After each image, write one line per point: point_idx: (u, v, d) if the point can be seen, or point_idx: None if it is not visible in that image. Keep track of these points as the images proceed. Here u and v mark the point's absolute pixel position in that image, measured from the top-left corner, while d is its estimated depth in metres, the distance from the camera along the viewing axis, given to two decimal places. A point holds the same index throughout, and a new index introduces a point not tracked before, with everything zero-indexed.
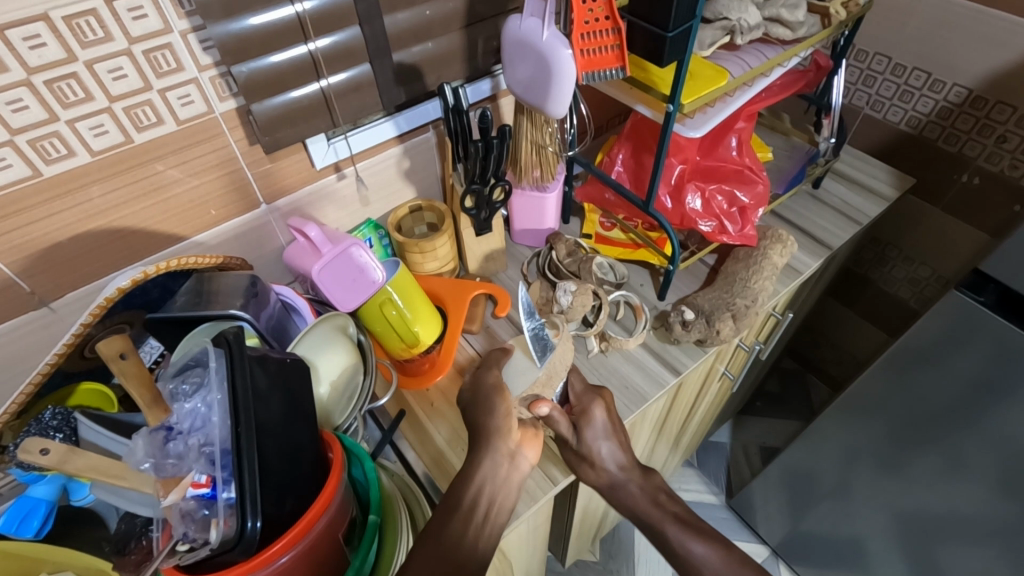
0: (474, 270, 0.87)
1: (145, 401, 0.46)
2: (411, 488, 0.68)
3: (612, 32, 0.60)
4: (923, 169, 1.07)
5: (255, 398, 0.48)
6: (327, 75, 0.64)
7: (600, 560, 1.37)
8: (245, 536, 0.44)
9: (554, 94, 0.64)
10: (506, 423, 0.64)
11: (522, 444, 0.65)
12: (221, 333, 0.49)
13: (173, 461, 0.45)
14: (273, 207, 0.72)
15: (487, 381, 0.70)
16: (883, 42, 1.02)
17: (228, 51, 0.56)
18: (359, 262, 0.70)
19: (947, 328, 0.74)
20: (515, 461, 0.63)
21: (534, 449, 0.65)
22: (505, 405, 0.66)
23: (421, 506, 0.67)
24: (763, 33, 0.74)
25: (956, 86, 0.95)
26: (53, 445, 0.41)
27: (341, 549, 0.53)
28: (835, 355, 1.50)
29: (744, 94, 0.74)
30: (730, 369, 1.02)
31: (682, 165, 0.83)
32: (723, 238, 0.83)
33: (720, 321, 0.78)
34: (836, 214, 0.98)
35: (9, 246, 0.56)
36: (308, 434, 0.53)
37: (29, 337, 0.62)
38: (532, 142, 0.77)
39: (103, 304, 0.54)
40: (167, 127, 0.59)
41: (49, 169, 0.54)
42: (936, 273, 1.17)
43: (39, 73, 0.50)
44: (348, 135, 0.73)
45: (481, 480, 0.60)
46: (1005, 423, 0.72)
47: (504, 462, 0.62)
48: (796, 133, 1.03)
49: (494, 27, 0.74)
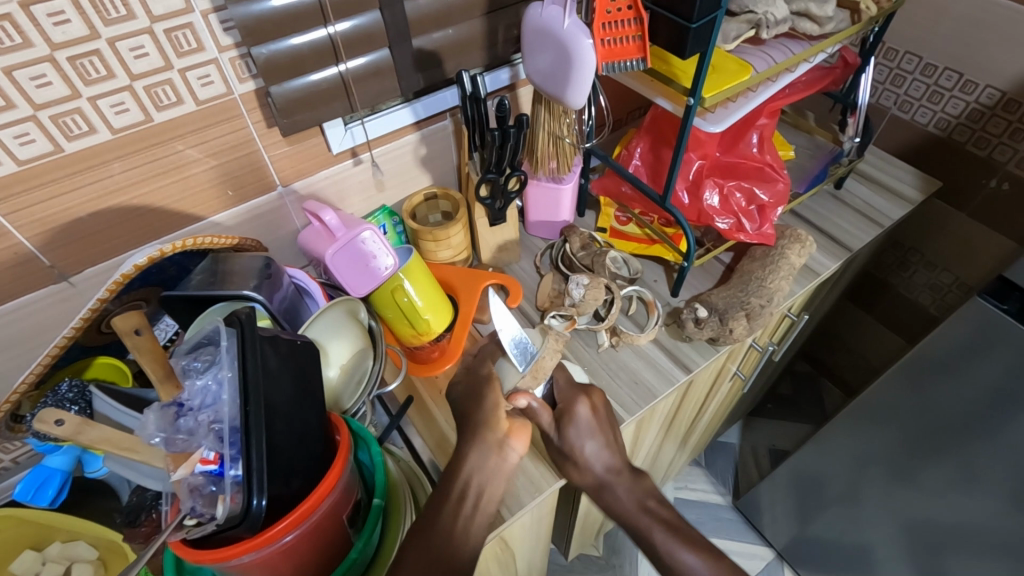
0: (487, 260, 0.87)
1: (158, 376, 0.48)
2: (425, 488, 0.68)
3: (634, 23, 0.59)
4: (951, 173, 1.05)
5: (264, 378, 0.48)
6: (346, 59, 0.64)
7: (602, 555, 1.37)
8: (251, 513, 0.44)
9: (574, 83, 0.64)
10: (494, 414, 0.65)
11: (509, 434, 0.64)
12: (233, 313, 0.49)
13: (184, 437, 0.46)
14: (289, 189, 0.73)
15: (480, 372, 0.70)
16: (914, 41, 0.99)
17: (249, 32, 0.56)
18: (371, 249, 0.69)
19: (965, 336, 0.73)
20: (502, 449, 0.63)
21: (521, 442, 0.65)
22: (494, 396, 0.67)
23: (423, 486, 0.68)
24: (790, 28, 0.72)
25: (988, 88, 0.93)
26: (67, 417, 0.42)
27: (345, 529, 0.53)
28: (850, 360, 1.48)
29: (768, 89, 0.73)
30: (742, 369, 1.01)
31: (701, 161, 0.81)
32: (740, 236, 0.81)
33: (733, 320, 0.77)
34: (858, 215, 0.96)
35: (31, 219, 0.57)
36: (316, 414, 0.53)
37: (47, 311, 0.63)
38: (549, 132, 0.76)
39: (120, 281, 0.55)
40: (187, 107, 0.59)
41: (71, 145, 0.55)
42: (959, 280, 1.14)
43: (62, 49, 0.50)
44: (365, 121, 0.73)
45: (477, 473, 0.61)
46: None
47: (476, 448, 0.62)
48: (819, 131, 1.01)
49: (514, 15, 0.73)
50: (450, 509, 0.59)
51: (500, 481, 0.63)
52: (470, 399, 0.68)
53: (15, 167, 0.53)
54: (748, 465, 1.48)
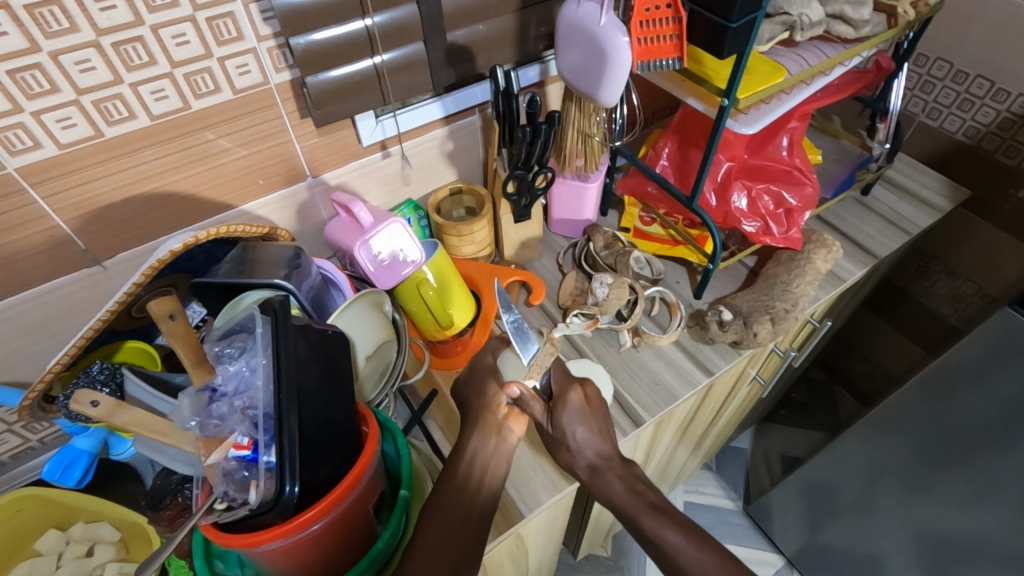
0: (510, 257, 0.87)
1: (190, 361, 0.47)
2: (437, 466, 0.69)
3: (672, 21, 0.59)
4: (979, 181, 1.03)
5: (297, 366, 0.48)
6: (381, 52, 0.64)
7: (610, 556, 1.37)
8: (282, 499, 0.44)
9: (607, 81, 0.63)
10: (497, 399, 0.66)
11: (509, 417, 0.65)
12: (268, 301, 0.50)
13: (216, 422, 0.47)
14: (318, 180, 0.73)
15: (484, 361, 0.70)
16: (947, 47, 0.98)
17: (287, 22, 0.56)
18: (398, 241, 0.69)
19: (987, 349, 0.72)
20: (503, 431, 0.64)
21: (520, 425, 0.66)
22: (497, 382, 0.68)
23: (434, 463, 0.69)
24: (824, 31, 0.72)
25: (1021, 97, 0.92)
26: (102, 398, 0.43)
27: (370, 520, 0.53)
28: (867, 369, 1.47)
29: (801, 92, 0.73)
30: (761, 373, 1.00)
31: (729, 162, 0.81)
32: (767, 239, 0.80)
33: (758, 323, 0.76)
34: (883, 222, 0.95)
35: (68, 203, 0.58)
36: (344, 403, 0.53)
37: (79, 294, 0.64)
38: (578, 130, 0.76)
39: (155, 266, 0.55)
40: (224, 95, 0.59)
41: (110, 130, 0.56)
42: (982, 290, 1.13)
43: (107, 35, 0.51)
44: (397, 113, 0.73)
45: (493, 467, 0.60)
46: None
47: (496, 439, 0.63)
48: (846, 136, 1.00)
49: (547, 11, 0.73)
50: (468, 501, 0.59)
51: (500, 463, 0.63)
52: (479, 385, 0.68)
53: (56, 150, 0.54)
54: (759, 471, 1.46)
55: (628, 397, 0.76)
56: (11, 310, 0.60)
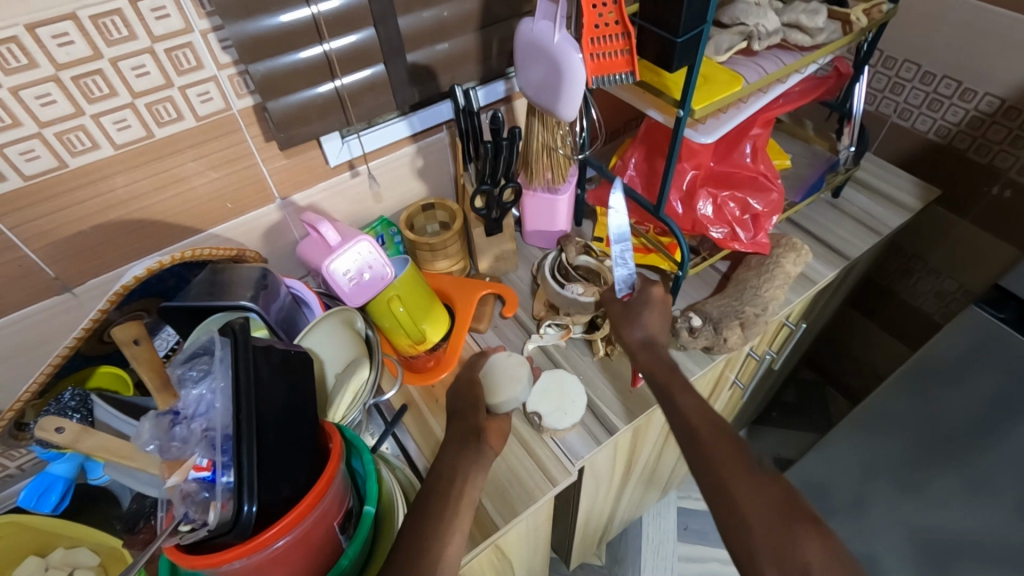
0: (484, 270, 0.88)
1: (155, 385, 0.49)
2: (414, 486, 0.69)
3: (622, 37, 0.60)
4: (952, 180, 1.05)
5: (256, 388, 0.49)
6: (342, 75, 0.65)
7: (605, 564, 1.37)
8: (241, 520, 0.45)
9: (564, 96, 0.64)
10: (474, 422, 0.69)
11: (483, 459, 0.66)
12: (228, 323, 0.51)
13: (178, 444, 0.47)
14: (288, 202, 0.74)
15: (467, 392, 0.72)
16: (911, 49, 1.00)
17: (246, 50, 0.57)
18: (368, 258, 0.70)
19: (961, 346, 0.82)
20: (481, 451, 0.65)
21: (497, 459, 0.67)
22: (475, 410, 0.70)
23: (411, 480, 0.69)
24: (781, 39, 0.74)
25: (986, 95, 0.93)
26: (67, 425, 0.45)
27: (337, 536, 0.53)
28: (856, 369, 1.47)
29: (759, 99, 0.74)
30: (741, 377, 1.01)
31: (694, 171, 0.81)
32: (734, 245, 0.82)
33: (727, 329, 0.77)
34: (855, 223, 0.96)
35: (34, 233, 0.58)
36: (308, 420, 0.54)
37: (51, 322, 0.65)
38: (542, 144, 0.77)
39: (120, 292, 0.56)
40: (187, 123, 0.61)
41: (74, 161, 0.57)
42: (963, 287, 1.14)
43: (66, 69, 0.52)
44: (362, 134, 0.74)
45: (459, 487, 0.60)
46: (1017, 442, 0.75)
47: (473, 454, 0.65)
48: (817, 141, 1.01)
49: (508, 29, 0.74)
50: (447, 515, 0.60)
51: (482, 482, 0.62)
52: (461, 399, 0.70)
53: (20, 182, 0.55)
54: None
55: (602, 406, 0.77)
56: None
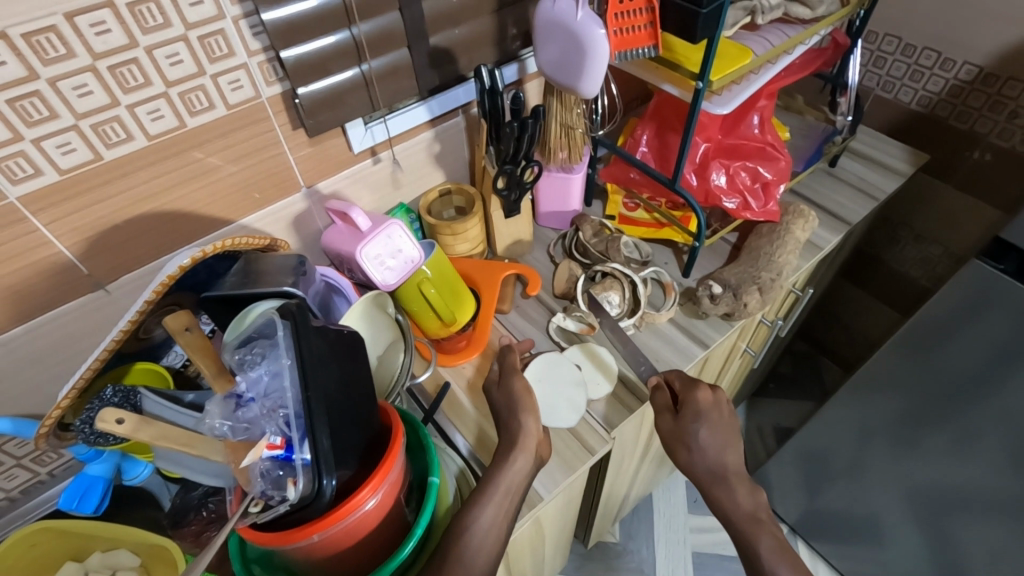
0: (503, 252, 0.89)
1: (211, 372, 0.49)
2: (470, 483, 0.69)
3: (645, 11, 0.63)
4: (935, 149, 1.10)
5: (320, 368, 0.49)
6: (369, 59, 0.66)
7: (620, 540, 1.40)
8: (322, 494, 0.46)
9: (588, 73, 0.66)
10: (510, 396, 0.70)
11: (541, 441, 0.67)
12: (285, 305, 0.50)
13: (246, 425, 0.48)
14: (313, 190, 0.74)
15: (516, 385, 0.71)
16: (895, 23, 1.04)
17: (278, 36, 0.57)
18: (397, 242, 0.70)
19: (958, 306, 0.77)
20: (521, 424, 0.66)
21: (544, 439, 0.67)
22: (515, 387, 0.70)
23: (467, 479, 0.69)
24: (783, 13, 0.76)
25: (966, 64, 0.98)
26: (127, 415, 0.44)
27: (401, 511, 0.54)
28: (848, 338, 1.52)
29: (768, 72, 0.76)
30: (752, 345, 1.04)
31: (706, 143, 0.85)
32: (747, 214, 0.84)
33: (747, 294, 0.80)
34: (852, 191, 1.00)
35: (69, 228, 0.58)
36: (367, 398, 0.55)
37: (84, 320, 0.64)
38: (561, 122, 0.79)
39: (165, 282, 0.55)
40: (217, 112, 0.60)
41: (109, 153, 0.56)
42: (948, 251, 1.19)
43: (103, 59, 0.52)
44: (387, 118, 0.75)
45: (504, 467, 0.62)
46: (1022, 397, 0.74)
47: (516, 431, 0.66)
48: (810, 112, 1.05)
49: (523, 11, 0.76)
50: (502, 498, 0.60)
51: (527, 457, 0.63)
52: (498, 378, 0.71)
53: (57, 176, 0.54)
54: (755, 445, 1.51)
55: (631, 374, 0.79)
56: (17, 340, 0.60)
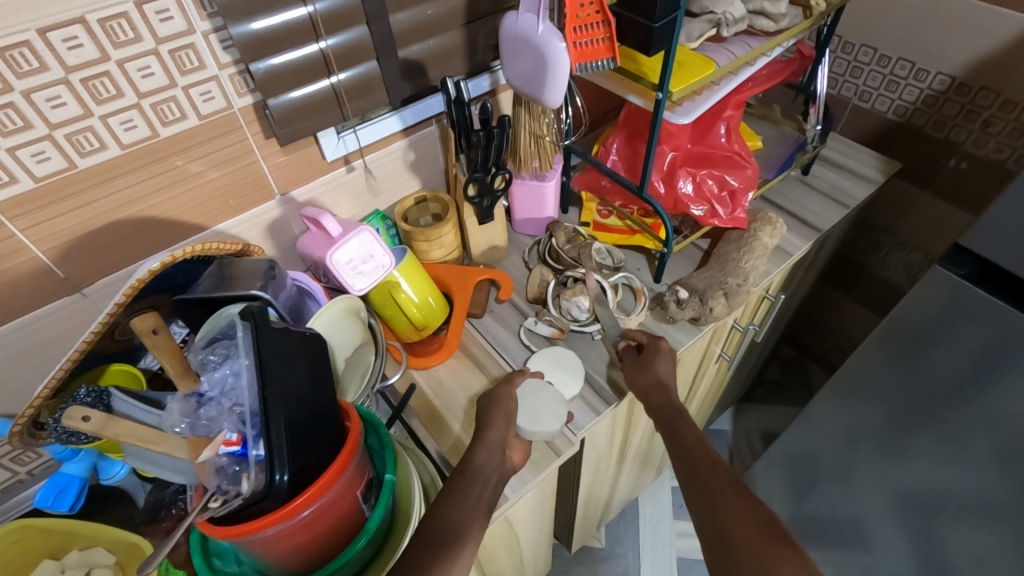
0: (478, 258, 0.91)
1: (175, 372, 0.49)
2: (436, 485, 0.71)
3: (602, 25, 0.65)
4: (912, 156, 1.12)
5: (279, 368, 0.52)
6: (338, 71, 0.68)
7: (605, 546, 1.41)
8: (274, 487, 0.47)
9: (551, 84, 0.68)
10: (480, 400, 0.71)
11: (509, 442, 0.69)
12: (248, 307, 0.53)
13: (206, 422, 0.50)
14: (287, 198, 0.76)
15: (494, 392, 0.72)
16: (867, 34, 1.06)
17: (247, 49, 0.60)
18: (368, 248, 0.72)
19: (939, 312, 0.78)
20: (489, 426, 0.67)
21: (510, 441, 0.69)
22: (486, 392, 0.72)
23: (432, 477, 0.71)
24: (748, 25, 0.78)
25: (938, 74, 1.00)
26: (93, 413, 0.45)
27: (359, 507, 0.55)
28: (835, 343, 1.53)
29: (731, 82, 0.78)
30: (727, 350, 1.06)
31: (673, 152, 0.86)
32: (714, 221, 0.87)
33: (713, 299, 0.81)
34: (825, 198, 1.01)
35: (47, 233, 0.60)
36: (329, 396, 0.57)
37: (61, 323, 0.66)
38: (530, 132, 0.81)
39: (135, 285, 0.57)
40: (191, 122, 0.63)
41: (83, 161, 0.59)
42: (929, 256, 1.20)
43: (76, 72, 0.54)
44: (357, 129, 0.78)
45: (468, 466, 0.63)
46: (999, 403, 0.74)
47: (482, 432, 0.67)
48: (785, 122, 1.06)
49: (492, 24, 0.78)
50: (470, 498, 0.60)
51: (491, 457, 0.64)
52: None
53: (32, 183, 0.57)
54: (742, 451, 1.52)
55: (597, 376, 0.81)
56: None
